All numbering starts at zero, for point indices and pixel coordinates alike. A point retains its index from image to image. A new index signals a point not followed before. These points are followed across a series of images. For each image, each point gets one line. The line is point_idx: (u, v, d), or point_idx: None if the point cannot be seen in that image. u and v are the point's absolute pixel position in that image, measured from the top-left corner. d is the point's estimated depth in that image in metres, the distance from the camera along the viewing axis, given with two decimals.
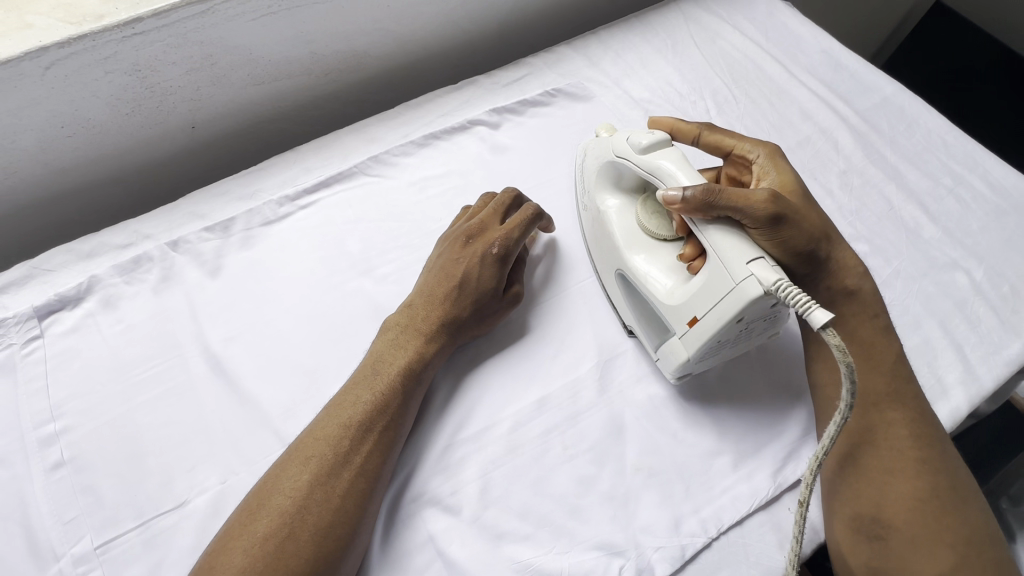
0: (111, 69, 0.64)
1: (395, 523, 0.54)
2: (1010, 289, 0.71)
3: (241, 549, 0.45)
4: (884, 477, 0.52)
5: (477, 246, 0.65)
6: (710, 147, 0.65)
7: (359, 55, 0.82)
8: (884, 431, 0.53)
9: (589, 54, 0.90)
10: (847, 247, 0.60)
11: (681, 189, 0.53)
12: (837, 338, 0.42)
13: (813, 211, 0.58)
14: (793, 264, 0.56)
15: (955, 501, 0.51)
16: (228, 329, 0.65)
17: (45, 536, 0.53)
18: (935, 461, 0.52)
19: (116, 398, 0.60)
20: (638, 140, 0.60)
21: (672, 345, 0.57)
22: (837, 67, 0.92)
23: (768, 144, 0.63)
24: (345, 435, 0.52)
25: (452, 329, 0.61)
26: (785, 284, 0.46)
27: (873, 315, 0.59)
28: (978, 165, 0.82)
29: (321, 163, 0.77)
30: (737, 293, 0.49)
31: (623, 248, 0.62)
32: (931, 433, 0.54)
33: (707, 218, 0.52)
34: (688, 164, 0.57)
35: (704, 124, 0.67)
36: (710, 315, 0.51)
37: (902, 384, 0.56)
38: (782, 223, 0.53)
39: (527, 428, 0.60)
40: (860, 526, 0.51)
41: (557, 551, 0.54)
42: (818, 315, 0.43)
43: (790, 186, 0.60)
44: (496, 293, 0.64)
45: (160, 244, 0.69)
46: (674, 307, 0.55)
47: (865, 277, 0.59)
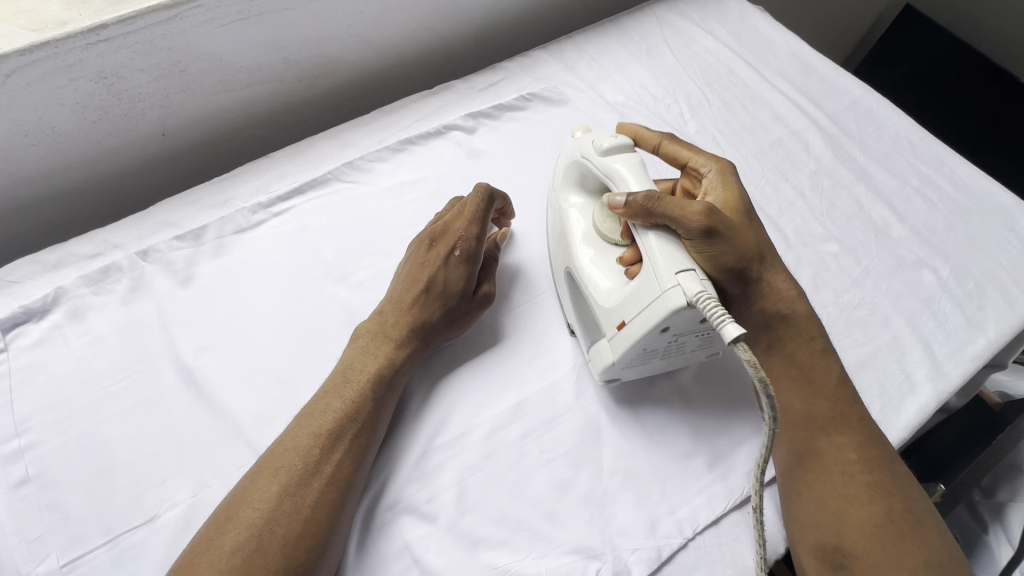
0: (76, 76, 0.63)
1: (371, 532, 0.54)
2: (975, 286, 0.73)
3: (208, 564, 0.44)
4: (841, 503, 0.52)
5: (440, 248, 0.64)
6: (667, 157, 0.67)
7: (333, 61, 0.81)
8: (833, 455, 0.55)
9: (564, 58, 0.91)
10: (780, 270, 0.62)
11: (625, 195, 0.55)
12: (748, 353, 0.43)
13: (750, 230, 0.59)
14: (723, 281, 0.57)
15: (911, 524, 0.51)
16: (200, 340, 0.64)
17: (8, 555, 0.52)
18: (886, 484, 0.53)
19: (84, 412, 0.59)
20: (601, 143, 0.62)
21: (602, 347, 0.58)
22: (808, 70, 0.94)
23: (722, 160, 0.65)
24: (315, 444, 0.51)
25: (422, 334, 0.61)
26: (706, 298, 0.47)
27: (809, 338, 0.60)
28: (944, 165, 0.84)
29: (294, 169, 0.76)
30: (661, 301, 0.49)
31: (574, 244, 0.63)
32: (880, 454, 0.55)
33: (647, 224, 0.54)
34: (641, 171, 0.59)
35: (665, 134, 0.68)
36: (637, 320, 0.52)
37: (846, 408, 0.57)
38: (713, 237, 0.54)
39: (503, 432, 0.60)
40: (823, 556, 0.51)
41: (534, 556, 0.54)
42: (729, 329, 0.44)
43: (733, 204, 0.61)
44: (465, 293, 0.63)
45: (129, 253, 0.67)
46: (607, 309, 0.56)
47: (800, 299, 0.61)
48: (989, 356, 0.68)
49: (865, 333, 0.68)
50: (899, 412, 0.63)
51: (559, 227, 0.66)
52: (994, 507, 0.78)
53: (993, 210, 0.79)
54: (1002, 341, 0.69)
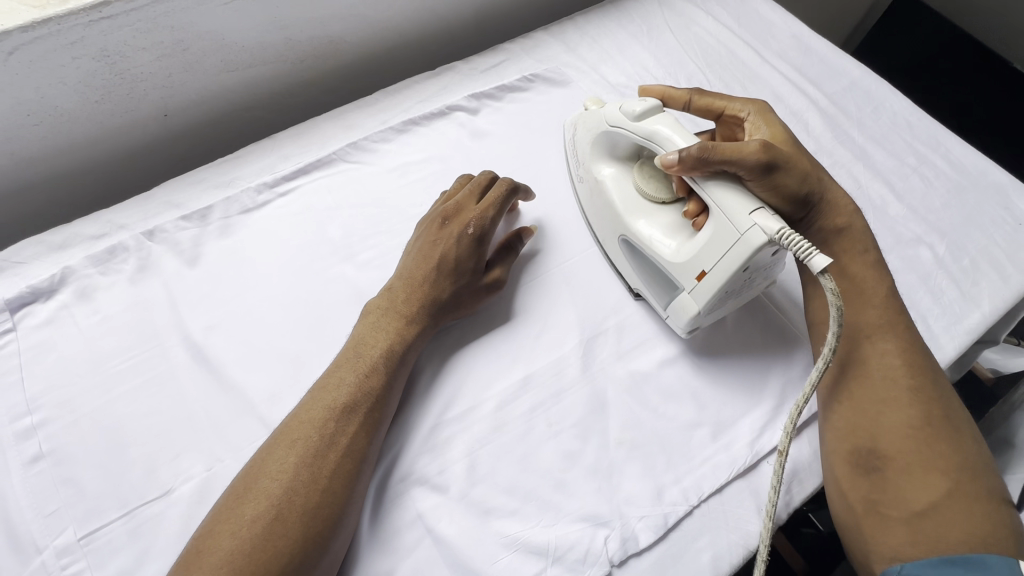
0: (78, 55, 0.62)
1: (384, 503, 0.55)
2: (970, 262, 0.74)
3: (229, 532, 0.45)
4: (880, 407, 0.54)
5: (453, 227, 0.65)
6: (702, 110, 0.68)
7: (335, 42, 0.81)
8: (876, 360, 0.56)
9: (565, 39, 0.91)
10: (837, 188, 0.65)
11: (676, 152, 0.56)
12: (832, 282, 0.49)
13: (804, 156, 0.63)
14: (791, 209, 0.61)
15: (949, 429, 0.53)
16: (209, 318, 0.64)
17: (26, 529, 0.52)
18: (928, 391, 0.54)
19: (95, 389, 0.59)
20: (631, 109, 0.63)
21: (681, 301, 0.60)
22: (808, 51, 0.94)
23: (756, 102, 0.67)
24: (330, 417, 0.52)
25: (437, 311, 0.62)
26: (788, 231, 0.51)
27: (864, 250, 0.62)
28: (940, 145, 0.85)
29: (299, 150, 0.76)
30: (743, 243, 0.53)
31: (626, 214, 0.65)
32: (923, 363, 0.56)
33: (706, 175, 0.56)
34: (682, 127, 0.60)
35: (693, 89, 0.69)
36: (719, 267, 0.55)
37: (894, 316, 0.58)
38: (773, 171, 0.57)
39: (512, 406, 0.61)
40: (858, 458, 0.53)
41: (543, 525, 0.55)
42: (818, 260, 0.49)
43: (781, 138, 0.64)
44: (474, 274, 0.64)
45: (136, 233, 0.67)
46: (681, 264, 0.58)
47: (856, 214, 0.64)
48: (984, 329, 0.70)
49: None
50: None
51: (603, 201, 0.68)
52: None
53: (988, 188, 0.81)
54: (997, 315, 0.70)
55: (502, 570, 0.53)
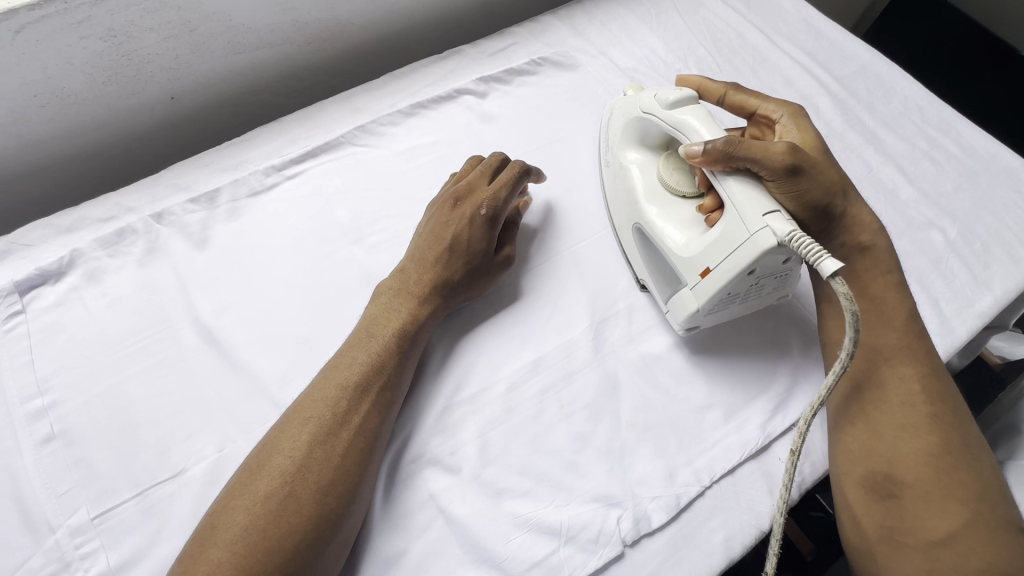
0: (85, 34, 0.62)
1: (395, 483, 0.55)
2: (982, 245, 0.74)
3: (243, 508, 0.45)
4: (897, 433, 0.53)
5: (465, 208, 0.65)
6: (734, 108, 0.67)
7: (342, 24, 0.80)
8: (894, 384, 0.55)
9: (573, 23, 0.90)
10: (863, 204, 0.62)
11: (702, 143, 0.55)
12: (845, 286, 0.45)
13: (832, 166, 0.60)
14: (808, 220, 0.58)
15: (967, 456, 0.52)
16: (219, 301, 0.64)
17: (39, 509, 0.52)
18: (946, 418, 0.54)
19: (106, 371, 0.59)
20: (666, 96, 0.62)
21: (682, 297, 0.59)
22: (818, 35, 0.93)
23: (792, 105, 0.65)
24: (342, 396, 0.52)
25: (444, 294, 0.61)
26: (800, 236, 0.48)
27: (887, 270, 0.60)
28: (952, 129, 0.84)
29: (306, 134, 0.76)
30: (751, 243, 0.51)
31: (646, 203, 0.64)
32: (942, 388, 0.55)
33: (729, 170, 0.54)
34: (711, 119, 0.59)
35: (730, 84, 0.68)
36: (724, 265, 0.53)
37: (915, 340, 0.57)
38: (798, 175, 0.55)
39: (523, 388, 0.61)
40: (872, 485, 0.53)
41: (555, 505, 0.55)
42: (828, 265, 0.45)
43: (811, 143, 0.62)
44: (480, 256, 0.63)
45: (144, 216, 0.67)
46: (688, 258, 0.57)
47: (880, 233, 0.62)
48: (995, 312, 0.69)
49: None
50: None
51: (624, 189, 0.67)
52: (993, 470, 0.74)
53: (999, 172, 0.80)
54: (1008, 298, 0.70)
55: (515, 550, 0.53)
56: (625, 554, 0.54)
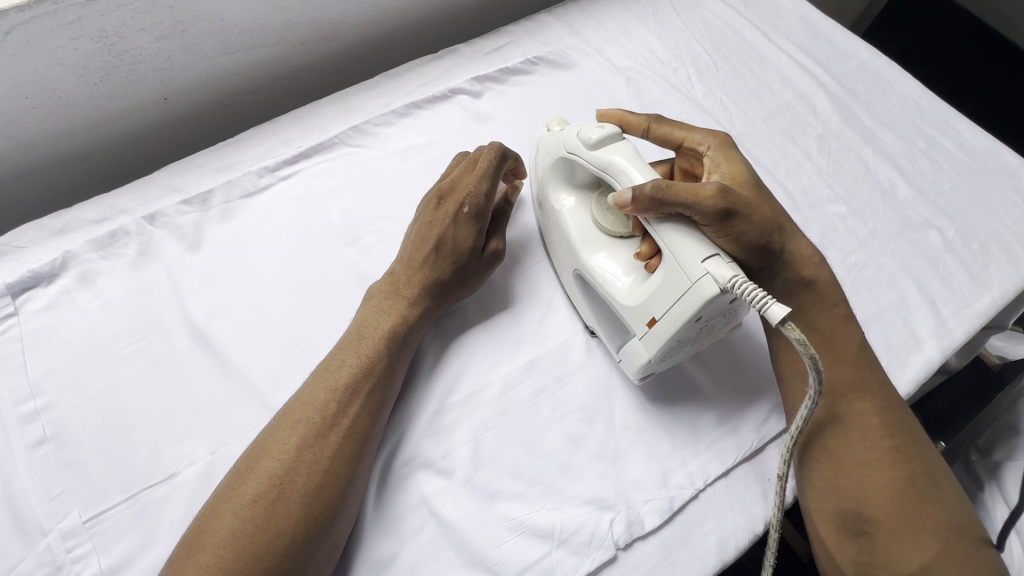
0: (77, 35, 0.61)
1: (387, 486, 0.55)
2: (980, 246, 0.73)
3: (230, 512, 0.45)
4: (861, 468, 0.52)
5: (447, 206, 0.64)
6: (660, 139, 0.65)
7: (336, 24, 0.80)
8: (853, 420, 0.54)
9: (569, 21, 0.89)
10: (800, 235, 0.60)
11: (630, 190, 0.52)
12: (796, 330, 0.43)
13: (763, 201, 0.59)
14: (749, 259, 0.56)
15: (931, 485, 0.52)
16: (211, 303, 0.64)
17: (31, 512, 0.52)
18: (906, 448, 0.53)
19: (97, 373, 0.59)
20: (589, 135, 0.59)
21: (633, 347, 0.56)
22: (816, 33, 0.92)
23: (717, 133, 0.64)
24: (331, 398, 0.52)
25: (438, 291, 0.61)
26: (741, 280, 0.46)
27: (833, 304, 0.60)
28: (951, 128, 0.83)
29: (300, 134, 0.75)
30: (694, 292, 0.48)
31: (582, 248, 0.61)
32: (899, 418, 0.55)
33: (661, 216, 0.52)
34: (640, 158, 0.56)
35: (652, 115, 0.66)
36: (670, 315, 0.51)
37: (866, 372, 0.57)
38: (732, 217, 0.53)
39: (516, 391, 0.60)
40: (844, 522, 0.52)
41: (548, 508, 0.55)
42: (775, 311, 0.43)
43: (740, 177, 0.60)
44: (472, 249, 0.63)
45: (137, 218, 0.67)
46: (633, 307, 0.54)
47: (822, 265, 0.61)
48: (993, 313, 0.69)
49: (871, 292, 0.69)
50: (905, 367, 0.65)
51: (559, 233, 0.64)
52: None
53: (998, 171, 0.80)
54: (1006, 299, 0.70)
55: (507, 552, 0.53)
56: (618, 557, 0.54)
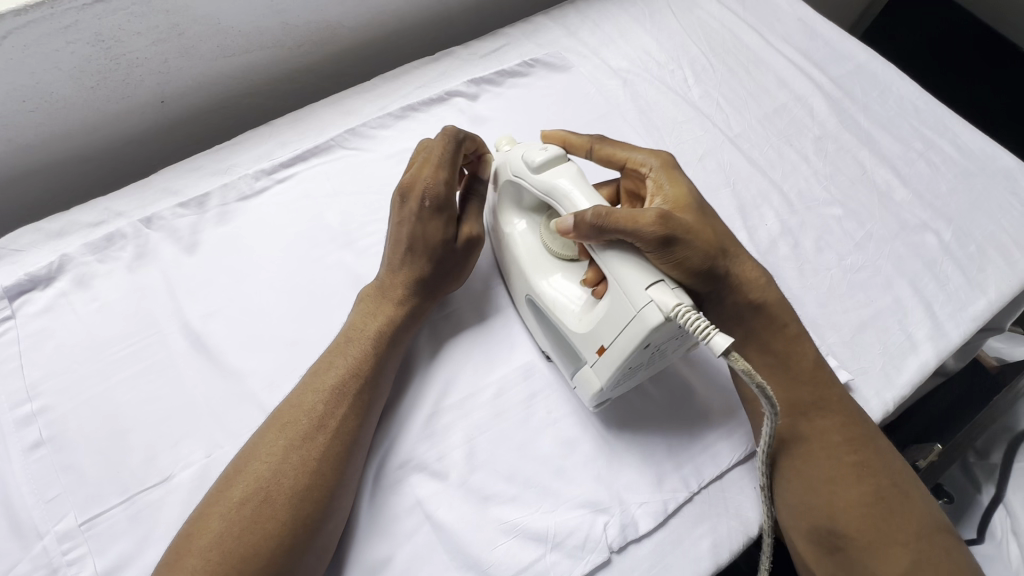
0: (73, 39, 0.62)
1: (380, 489, 0.55)
2: (977, 248, 0.73)
3: (218, 515, 0.45)
4: (829, 486, 0.53)
5: (408, 203, 0.61)
6: (603, 161, 0.63)
7: (333, 26, 0.80)
8: (816, 438, 0.55)
9: (566, 23, 0.89)
10: (747, 258, 0.59)
11: (573, 216, 0.53)
12: (741, 361, 0.43)
13: (708, 225, 0.56)
14: (695, 285, 0.55)
15: (899, 497, 0.52)
16: (208, 306, 0.64)
17: (27, 515, 0.53)
18: (871, 462, 0.54)
19: (94, 376, 0.59)
20: (533, 157, 0.58)
21: (585, 375, 0.55)
22: (813, 34, 0.92)
23: (661, 155, 0.61)
24: (321, 400, 0.52)
25: (423, 288, 0.60)
26: (685, 309, 0.45)
27: (784, 323, 0.59)
28: (948, 129, 0.83)
29: (297, 137, 0.76)
30: (639, 321, 0.48)
31: (534, 272, 0.60)
32: (861, 432, 0.55)
33: (602, 243, 0.52)
34: (584, 179, 0.56)
35: (595, 135, 0.64)
36: (618, 343, 0.50)
37: (826, 390, 0.57)
38: (673, 243, 0.51)
39: (510, 394, 0.60)
40: (819, 540, 0.52)
41: (543, 511, 0.55)
42: (718, 341, 0.43)
43: (683, 200, 0.57)
44: (448, 243, 0.61)
45: (133, 220, 0.67)
46: (583, 334, 0.54)
47: (770, 286, 0.59)
48: (990, 316, 0.69)
49: (867, 295, 0.69)
50: (901, 371, 0.64)
51: (510, 257, 0.63)
52: (986, 467, 0.81)
53: (996, 173, 0.79)
54: (1002, 302, 0.70)
55: (502, 555, 0.53)
56: (612, 560, 0.54)
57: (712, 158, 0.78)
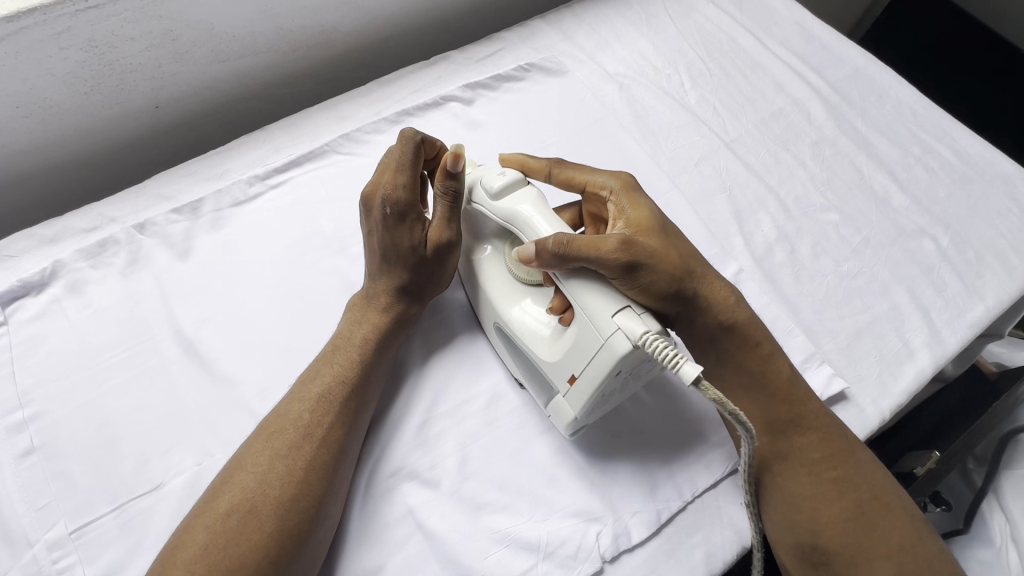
0: (66, 45, 0.61)
1: (371, 498, 0.55)
2: (975, 254, 0.73)
3: (204, 526, 0.45)
4: (810, 504, 0.53)
5: (372, 212, 0.59)
6: (563, 184, 0.62)
7: (328, 31, 0.80)
8: (796, 456, 0.55)
9: (562, 27, 0.89)
10: (716, 276, 0.58)
11: (534, 244, 0.51)
12: (712, 390, 0.42)
13: (673, 245, 0.55)
14: (664, 308, 0.54)
15: (880, 510, 0.53)
16: (200, 312, 0.64)
17: (17, 524, 0.52)
18: (852, 477, 0.54)
19: (86, 383, 0.59)
20: (491, 184, 0.57)
21: (558, 404, 0.54)
22: (811, 38, 0.92)
23: (621, 175, 0.60)
24: (308, 410, 0.52)
25: (407, 293, 0.60)
26: (653, 337, 0.45)
27: (758, 341, 0.58)
28: (946, 134, 0.83)
29: (291, 142, 0.75)
30: (607, 349, 0.48)
31: (499, 301, 0.60)
32: (841, 447, 0.55)
33: (565, 270, 0.51)
34: (545, 203, 0.56)
35: (553, 159, 0.63)
36: (588, 372, 0.50)
37: (802, 407, 0.56)
38: (637, 268, 0.51)
39: (502, 402, 0.60)
40: (803, 555, 0.53)
41: (536, 520, 0.54)
42: (688, 370, 0.42)
43: (647, 222, 0.56)
44: (418, 248, 0.59)
45: (126, 226, 0.67)
46: (553, 363, 0.53)
47: (740, 304, 0.57)
48: (987, 323, 0.68)
49: (864, 302, 0.68)
50: (897, 378, 0.64)
51: (476, 283, 0.63)
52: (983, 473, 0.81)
53: (994, 178, 0.79)
54: (1000, 308, 0.69)
55: (493, 565, 0.53)
56: (605, 570, 0.53)
57: (708, 163, 0.78)
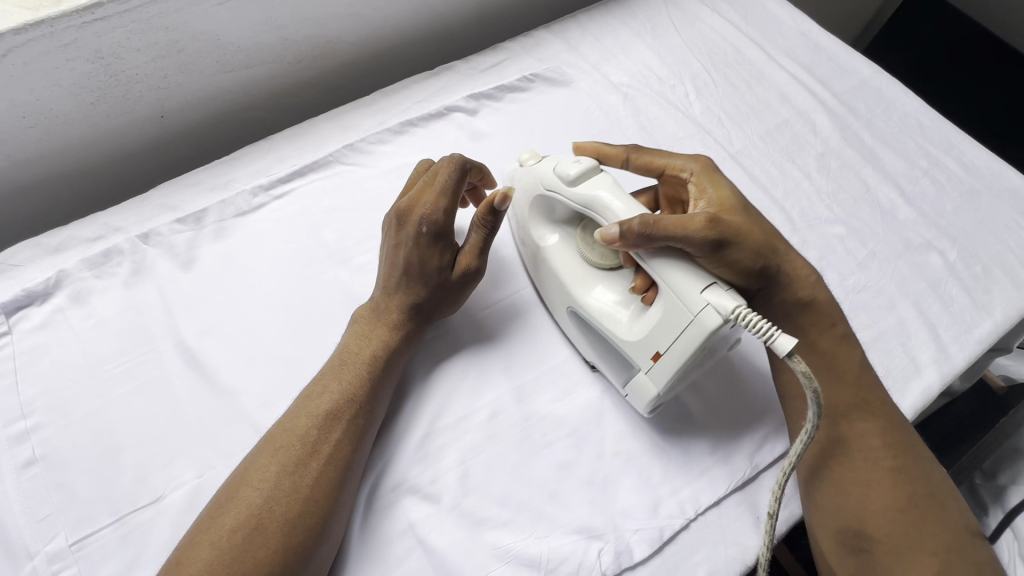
0: (73, 56, 0.62)
1: (374, 512, 0.54)
2: (983, 268, 0.72)
3: (208, 542, 0.45)
4: (860, 488, 0.53)
5: (408, 230, 0.60)
6: (640, 169, 0.63)
7: (333, 41, 0.80)
8: (857, 441, 0.55)
9: (567, 37, 0.89)
10: (797, 255, 0.59)
11: (618, 224, 0.52)
12: (802, 363, 0.44)
13: (756, 224, 0.57)
14: (747, 284, 0.56)
15: (933, 506, 0.52)
16: (203, 323, 0.64)
17: (18, 535, 0.52)
18: (908, 469, 0.54)
19: (90, 394, 0.59)
20: (567, 170, 0.57)
21: (640, 382, 0.54)
22: (816, 48, 0.92)
23: (700, 158, 0.61)
24: (312, 426, 0.51)
25: (419, 314, 0.60)
26: (745, 310, 0.46)
27: (831, 324, 0.59)
28: (954, 147, 0.82)
29: (296, 152, 0.76)
30: (696, 325, 0.48)
31: (571, 286, 0.60)
32: (903, 438, 0.56)
33: (650, 250, 0.52)
34: (620, 189, 0.56)
35: (629, 145, 0.64)
36: (674, 349, 0.50)
37: (868, 394, 0.57)
38: (723, 245, 0.52)
39: (505, 417, 0.60)
40: (844, 541, 0.53)
41: (536, 536, 0.54)
42: (784, 342, 0.44)
43: (728, 201, 0.58)
44: (443, 271, 0.61)
45: (131, 236, 0.67)
46: (634, 343, 0.54)
47: (820, 285, 0.60)
48: (996, 339, 0.68)
49: (870, 316, 0.68)
50: (904, 395, 0.63)
51: (545, 273, 0.63)
52: (995, 490, 0.78)
53: (1002, 192, 0.78)
54: (1008, 323, 0.68)
55: None
56: None
57: None
